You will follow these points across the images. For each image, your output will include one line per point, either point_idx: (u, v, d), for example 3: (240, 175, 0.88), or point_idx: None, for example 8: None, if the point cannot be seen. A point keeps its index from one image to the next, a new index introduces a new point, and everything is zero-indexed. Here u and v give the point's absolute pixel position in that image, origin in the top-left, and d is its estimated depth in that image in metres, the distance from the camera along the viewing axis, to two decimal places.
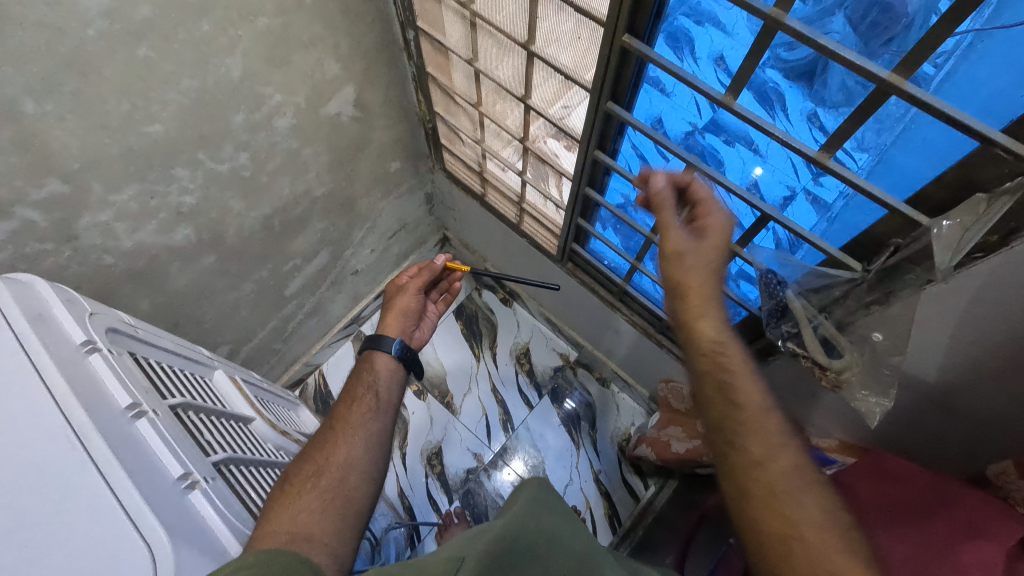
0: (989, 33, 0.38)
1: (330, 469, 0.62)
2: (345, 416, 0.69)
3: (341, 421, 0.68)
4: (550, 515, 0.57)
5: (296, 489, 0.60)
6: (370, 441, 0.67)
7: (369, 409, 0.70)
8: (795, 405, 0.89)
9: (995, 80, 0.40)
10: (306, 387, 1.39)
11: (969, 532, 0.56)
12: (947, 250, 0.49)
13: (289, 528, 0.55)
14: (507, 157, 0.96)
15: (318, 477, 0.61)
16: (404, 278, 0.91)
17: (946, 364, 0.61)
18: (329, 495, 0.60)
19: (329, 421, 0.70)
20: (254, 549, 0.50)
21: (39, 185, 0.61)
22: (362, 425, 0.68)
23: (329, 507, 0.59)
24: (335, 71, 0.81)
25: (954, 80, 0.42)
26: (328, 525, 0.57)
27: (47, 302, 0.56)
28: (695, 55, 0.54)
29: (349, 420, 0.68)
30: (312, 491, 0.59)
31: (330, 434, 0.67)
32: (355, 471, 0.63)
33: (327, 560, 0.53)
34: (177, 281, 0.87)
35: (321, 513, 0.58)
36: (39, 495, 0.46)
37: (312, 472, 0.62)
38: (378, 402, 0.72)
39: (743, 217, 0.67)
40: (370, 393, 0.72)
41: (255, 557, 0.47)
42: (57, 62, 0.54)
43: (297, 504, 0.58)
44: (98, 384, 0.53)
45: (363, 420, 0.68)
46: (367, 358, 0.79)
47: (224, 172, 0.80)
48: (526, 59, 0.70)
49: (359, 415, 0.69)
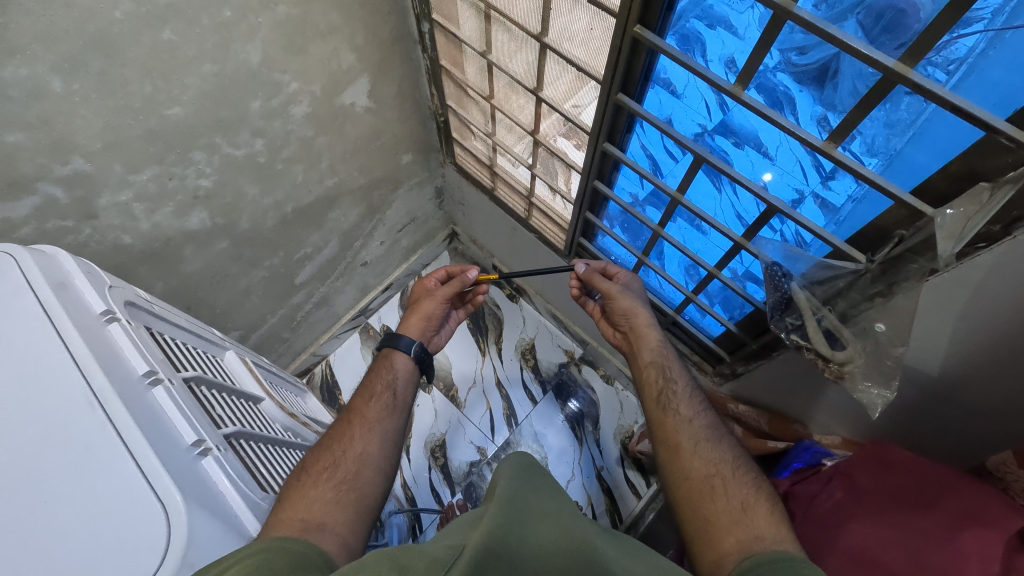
0: (1003, 35, 0.39)
1: (347, 461, 0.63)
2: (363, 411, 0.69)
3: (358, 415, 0.69)
4: (531, 496, 0.54)
5: (312, 479, 0.60)
6: (385, 439, 0.67)
7: (386, 407, 0.70)
8: (798, 403, 0.90)
9: (1011, 80, 0.40)
10: (313, 376, 1.40)
11: (967, 521, 0.58)
12: (950, 238, 0.50)
13: (303, 516, 0.55)
14: (518, 152, 0.96)
15: (335, 468, 0.62)
16: (433, 283, 0.92)
17: (951, 359, 0.62)
18: (344, 486, 0.60)
19: (345, 414, 0.70)
20: (268, 536, 0.51)
21: (62, 163, 0.63)
22: (377, 422, 0.68)
23: (344, 499, 0.59)
24: (350, 61, 0.82)
25: (970, 82, 0.42)
26: (340, 515, 0.57)
27: (68, 274, 0.57)
28: (707, 57, 0.56)
29: (365, 415, 0.68)
30: (327, 481, 0.60)
31: (346, 427, 0.68)
32: (369, 466, 0.63)
33: (339, 549, 0.53)
34: (191, 264, 0.89)
35: (335, 503, 0.58)
36: (58, 453, 0.48)
37: (328, 463, 0.62)
38: (395, 400, 0.72)
39: (748, 213, 0.68)
40: (388, 390, 0.73)
41: (267, 544, 0.49)
42: (84, 42, 0.56)
43: (313, 493, 0.58)
44: (116, 351, 0.55)
45: (378, 417, 0.68)
46: (384, 355, 0.79)
47: (240, 158, 0.81)
48: (539, 51, 0.71)
49: (376, 412, 0.69)
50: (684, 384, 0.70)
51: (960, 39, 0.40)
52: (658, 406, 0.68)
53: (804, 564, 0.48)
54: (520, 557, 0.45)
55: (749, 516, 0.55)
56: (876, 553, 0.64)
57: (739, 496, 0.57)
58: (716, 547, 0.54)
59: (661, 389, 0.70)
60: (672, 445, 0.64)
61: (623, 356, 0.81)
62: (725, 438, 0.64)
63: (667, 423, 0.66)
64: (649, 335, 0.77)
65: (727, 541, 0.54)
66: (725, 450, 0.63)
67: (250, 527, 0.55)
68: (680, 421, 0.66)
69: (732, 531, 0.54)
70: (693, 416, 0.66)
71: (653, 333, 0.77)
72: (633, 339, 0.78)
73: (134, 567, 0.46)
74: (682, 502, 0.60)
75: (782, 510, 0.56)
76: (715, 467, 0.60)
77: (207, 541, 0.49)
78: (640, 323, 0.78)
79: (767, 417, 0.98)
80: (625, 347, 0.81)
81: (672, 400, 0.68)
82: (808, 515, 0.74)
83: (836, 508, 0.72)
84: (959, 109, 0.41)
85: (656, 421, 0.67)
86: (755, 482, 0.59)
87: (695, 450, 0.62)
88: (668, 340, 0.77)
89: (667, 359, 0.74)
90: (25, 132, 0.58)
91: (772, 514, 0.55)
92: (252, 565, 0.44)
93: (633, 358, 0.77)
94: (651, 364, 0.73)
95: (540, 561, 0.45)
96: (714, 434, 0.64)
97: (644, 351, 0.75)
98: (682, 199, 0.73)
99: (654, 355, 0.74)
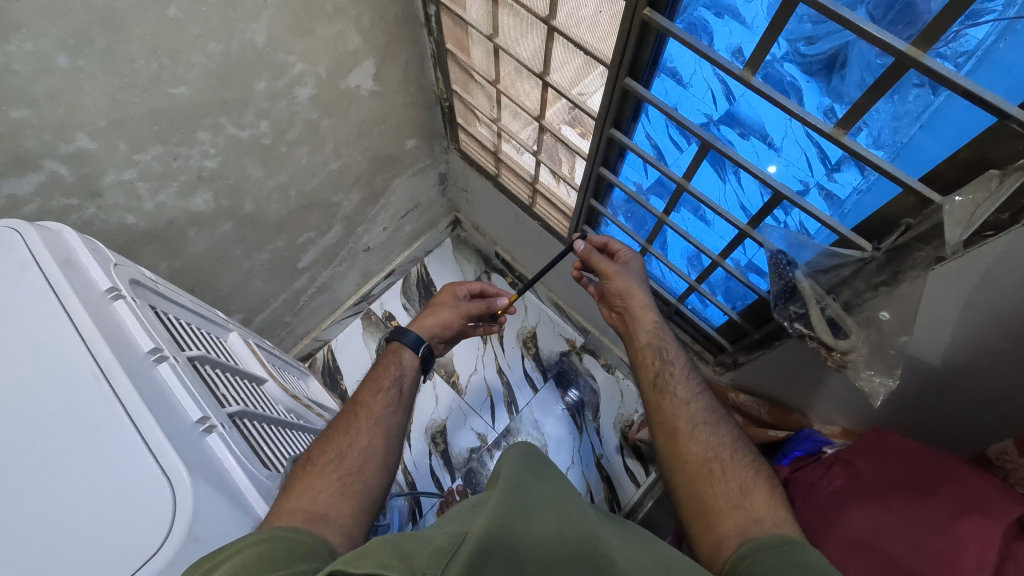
0: (1014, 26, 0.39)
1: (353, 453, 0.62)
2: (371, 402, 0.68)
3: (366, 407, 0.68)
4: (533, 483, 0.54)
5: (318, 470, 0.60)
6: (389, 434, 0.66)
7: (393, 402, 0.70)
8: (799, 393, 0.91)
9: None
10: (315, 361, 1.41)
11: (968, 508, 0.59)
12: (958, 225, 0.49)
13: (308, 506, 0.55)
14: (524, 138, 0.96)
15: (341, 459, 0.61)
16: (462, 290, 0.92)
17: (954, 347, 0.62)
18: (349, 478, 0.60)
19: (351, 405, 0.70)
20: (272, 524, 0.52)
21: (67, 140, 0.63)
22: (384, 416, 0.67)
23: (348, 491, 0.58)
24: (356, 43, 0.82)
25: (983, 70, 0.42)
26: (344, 507, 0.57)
27: (74, 250, 0.58)
28: (714, 45, 0.55)
29: (373, 408, 0.68)
30: (334, 473, 0.60)
31: (351, 418, 0.67)
32: (376, 459, 0.63)
33: (342, 540, 0.53)
34: (195, 246, 0.89)
35: (340, 495, 0.58)
36: (65, 426, 0.49)
37: (336, 454, 0.62)
38: (401, 397, 0.71)
39: (752, 201, 0.68)
40: (395, 386, 0.72)
41: (269, 532, 0.49)
42: (90, 17, 0.55)
43: (319, 484, 0.58)
44: (122, 328, 0.56)
45: (384, 412, 0.68)
46: (392, 350, 0.79)
47: (245, 139, 0.81)
48: (547, 35, 0.70)
49: (383, 405, 0.69)
50: (682, 365, 0.71)
51: (971, 30, 0.40)
52: (655, 388, 0.68)
53: (803, 548, 0.48)
54: (522, 554, 0.44)
55: (747, 500, 0.55)
56: (875, 539, 0.65)
57: (737, 479, 0.57)
58: (714, 531, 0.54)
59: (658, 370, 0.70)
60: (669, 427, 0.64)
61: (618, 336, 0.81)
62: (723, 421, 0.65)
63: (664, 405, 0.66)
64: (646, 316, 0.77)
65: (726, 524, 0.54)
66: (724, 433, 0.63)
67: (256, 506, 0.56)
68: (678, 404, 0.66)
69: (731, 515, 0.54)
70: (690, 399, 0.66)
71: (649, 314, 0.77)
72: (629, 319, 0.78)
73: (141, 541, 0.46)
74: (681, 485, 0.60)
75: (780, 493, 0.57)
76: (713, 451, 0.61)
77: (214, 516, 0.50)
78: (635, 303, 0.77)
79: (768, 406, 0.98)
80: (621, 327, 0.81)
81: (669, 382, 0.68)
82: (808, 502, 0.75)
83: (835, 495, 0.72)
84: (970, 93, 0.41)
85: (654, 404, 0.67)
86: (753, 465, 0.60)
87: (692, 434, 0.62)
88: (665, 322, 0.77)
89: (663, 341, 0.74)
90: (30, 108, 0.58)
91: (771, 498, 0.56)
92: (247, 557, 0.44)
93: (629, 339, 0.77)
94: (648, 345, 0.74)
95: (542, 561, 0.44)
96: (713, 417, 0.65)
97: (641, 332, 0.76)
98: (687, 186, 0.72)
99: (651, 336, 0.75)
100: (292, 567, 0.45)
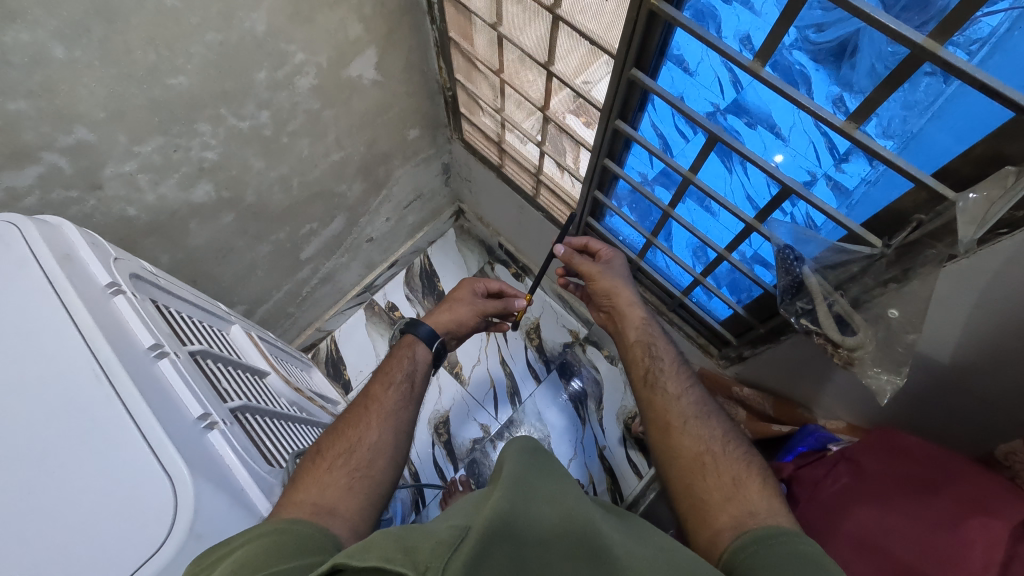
0: None
1: (361, 449, 0.62)
2: (380, 398, 0.68)
3: (375, 402, 0.68)
4: (537, 478, 0.53)
5: (326, 464, 0.60)
6: (398, 429, 0.66)
7: (403, 397, 0.69)
8: (806, 388, 0.90)
9: None
10: (318, 352, 1.41)
11: (976, 509, 0.59)
12: (972, 223, 0.48)
13: (315, 500, 0.55)
14: (528, 128, 0.94)
15: (349, 455, 0.61)
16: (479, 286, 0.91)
17: (964, 341, 0.61)
18: (357, 473, 0.59)
19: (362, 400, 0.69)
20: (278, 517, 0.52)
21: (66, 132, 0.62)
22: (394, 411, 0.67)
23: (355, 485, 0.58)
24: (357, 31, 0.80)
25: (996, 61, 0.41)
26: (351, 501, 0.56)
27: (74, 245, 0.58)
28: (722, 32, 0.54)
29: (382, 403, 0.67)
30: (341, 468, 0.59)
31: (362, 413, 0.67)
32: (383, 455, 0.62)
33: (348, 534, 0.53)
34: (197, 238, 0.88)
35: (347, 490, 0.57)
36: (66, 422, 0.48)
37: (343, 450, 0.61)
38: (412, 391, 0.71)
39: (759, 195, 0.67)
40: (407, 379, 0.72)
41: (273, 526, 0.49)
42: (86, 8, 0.54)
43: (326, 478, 0.58)
44: (121, 324, 0.56)
45: (395, 407, 0.68)
46: (405, 344, 0.78)
47: (245, 130, 0.80)
48: (551, 24, 0.69)
49: (393, 401, 0.68)
50: (671, 360, 0.70)
51: (986, 17, 0.39)
52: (646, 385, 0.68)
53: (800, 538, 0.48)
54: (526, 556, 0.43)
55: (742, 492, 0.55)
56: (880, 539, 0.64)
57: (730, 472, 0.57)
58: (710, 525, 0.54)
59: (648, 367, 0.70)
60: (662, 423, 0.64)
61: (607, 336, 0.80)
62: (715, 414, 0.64)
63: (656, 401, 0.66)
64: (635, 314, 0.77)
65: (721, 517, 0.53)
66: (716, 425, 0.62)
67: (258, 503, 0.56)
68: (669, 399, 0.65)
69: (726, 507, 0.54)
70: (681, 393, 0.66)
71: (636, 312, 0.77)
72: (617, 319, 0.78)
73: (143, 539, 0.46)
74: (676, 480, 0.59)
75: (773, 486, 0.56)
76: (706, 445, 0.60)
77: (215, 514, 0.50)
78: (621, 302, 0.77)
79: (773, 401, 0.98)
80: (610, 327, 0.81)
81: (659, 378, 0.68)
82: (813, 499, 0.75)
83: (842, 492, 0.72)
84: (985, 87, 0.39)
85: (645, 399, 0.67)
86: (746, 457, 0.59)
87: (685, 428, 0.62)
88: (653, 319, 0.77)
89: (652, 337, 0.73)
90: (27, 100, 0.57)
91: (765, 490, 0.55)
92: (256, 548, 0.45)
93: (618, 339, 0.77)
94: (637, 342, 0.73)
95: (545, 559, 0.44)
96: (703, 411, 0.64)
97: (629, 331, 0.75)
98: (693, 179, 0.71)
99: (640, 334, 0.74)
100: (298, 560, 0.45)
